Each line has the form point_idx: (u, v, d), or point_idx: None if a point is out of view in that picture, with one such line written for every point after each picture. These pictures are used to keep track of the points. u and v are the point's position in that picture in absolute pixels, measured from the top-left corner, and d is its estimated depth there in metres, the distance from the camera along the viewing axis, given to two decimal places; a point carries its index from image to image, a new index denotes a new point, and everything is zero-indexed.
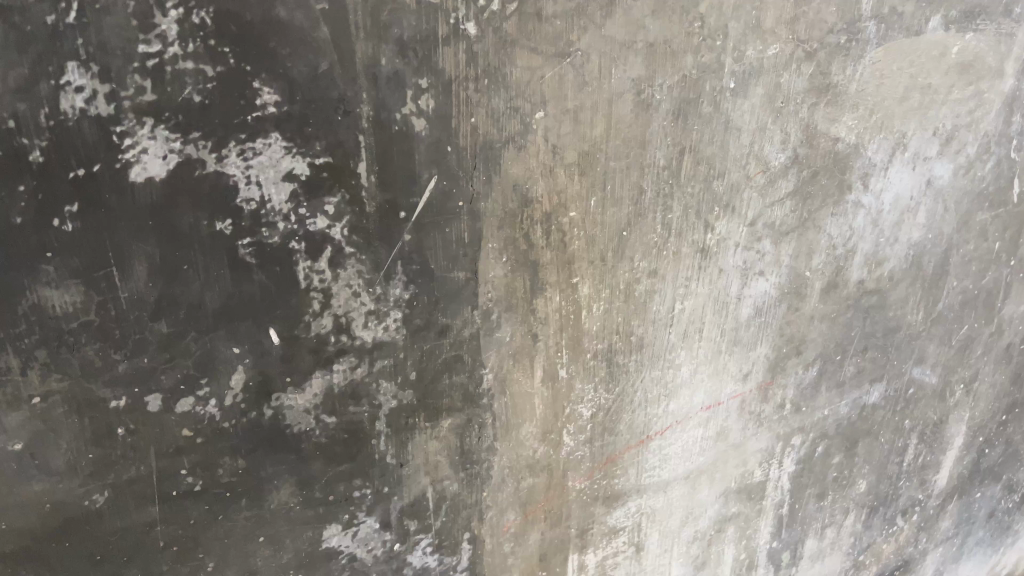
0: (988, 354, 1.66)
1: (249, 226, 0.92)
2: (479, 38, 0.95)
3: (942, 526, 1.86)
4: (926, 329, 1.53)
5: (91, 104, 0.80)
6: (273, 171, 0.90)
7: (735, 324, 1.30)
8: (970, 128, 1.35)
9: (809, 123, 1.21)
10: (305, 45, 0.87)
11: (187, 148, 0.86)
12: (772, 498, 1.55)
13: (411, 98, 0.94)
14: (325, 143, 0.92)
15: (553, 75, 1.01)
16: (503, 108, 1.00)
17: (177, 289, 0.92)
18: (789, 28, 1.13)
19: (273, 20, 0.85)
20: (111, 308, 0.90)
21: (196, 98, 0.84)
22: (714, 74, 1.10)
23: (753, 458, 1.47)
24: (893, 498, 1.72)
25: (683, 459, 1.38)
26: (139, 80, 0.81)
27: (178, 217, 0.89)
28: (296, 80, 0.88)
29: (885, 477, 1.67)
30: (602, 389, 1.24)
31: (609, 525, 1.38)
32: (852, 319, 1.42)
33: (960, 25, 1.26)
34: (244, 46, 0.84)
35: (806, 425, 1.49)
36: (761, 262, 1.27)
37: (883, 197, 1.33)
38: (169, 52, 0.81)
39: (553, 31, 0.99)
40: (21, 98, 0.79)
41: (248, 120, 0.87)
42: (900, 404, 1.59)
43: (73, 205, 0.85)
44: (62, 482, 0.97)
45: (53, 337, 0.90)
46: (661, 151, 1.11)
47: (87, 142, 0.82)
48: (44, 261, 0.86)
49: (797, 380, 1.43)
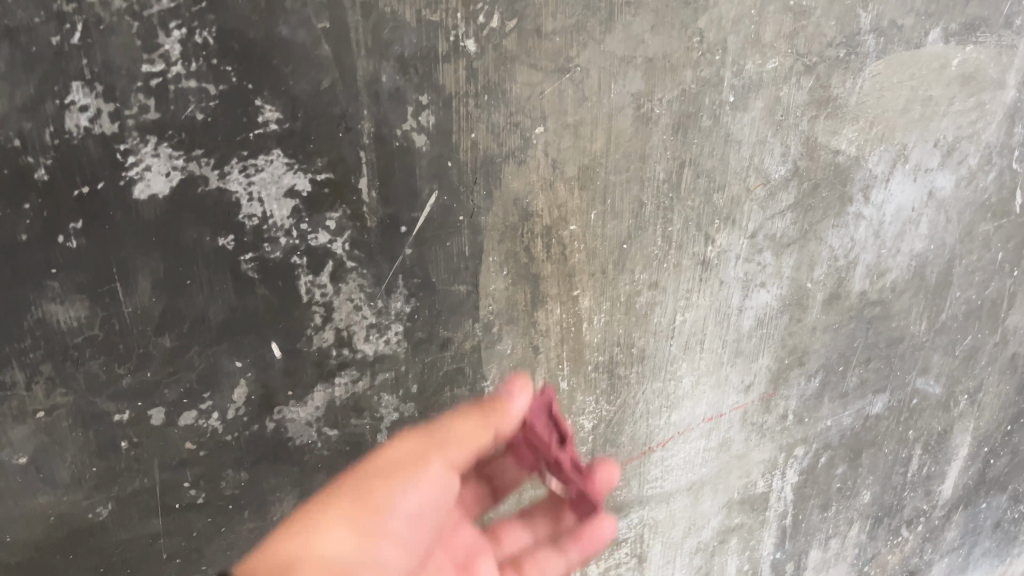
0: (993, 362, 1.65)
1: (251, 241, 0.93)
2: (480, 54, 0.96)
3: (949, 536, 1.85)
4: (929, 339, 1.52)
5: (95, 123, 0.82)
6: (274, 188, 0.91)
7: (737, 335, 1.30)
8: (971, 140, 1.35)
9: (809, 135, 1.21)
10: (308, 63, 0.88)
11: (190, 165, 0.87)
12: (775, 509, 1.55)
13: (412, 114, 0.95)
14: (327, 159, 0.93)
15: (553, 91, 1.02)
16: (504, 123, 1.01)
17: (180, 303, 0.93)
18: (788, 42, 1.13)
19: (277, 38, 0.85)
20: (115, 322, 0.92)
21: (199, 116, 0.85)
22: (714, 87, 1.11)
23: (757, 468, 1.47)
24: (898, 509, 1.72)
25: (685, 470, 1.39)
26: (142, 99, 0.82)
27: (182, 232, 0.90)
28: (298, 98, 0.89)
29: (890, 486, 1.67)
30: (604, 400, 1.25)
31: (612, 537, 1.38)
32: (855, 330, 1.42)
33: (961, 37, 1.25)
34: (247, 64, 0.85)
35: (808, 437, 1.49)
36: (763, 273, 1.27)
37: (884, 208, 1.33)
38: (172, 71, 0.82)
39: (553, 47, 1.00)
40: (27, 117, 0.79)
41: (250, 137, 0.88)
42: (904, 415, 1.59)
43: (78, 222, 0.86)
44: (66, 495, 0.98)
45: (58, 351, 0.91)
46: (661, 164, 1.12)
47: (92, 159, 0.83)
48: (50, 277, 0.87)
49: (800, 390, 1.42)
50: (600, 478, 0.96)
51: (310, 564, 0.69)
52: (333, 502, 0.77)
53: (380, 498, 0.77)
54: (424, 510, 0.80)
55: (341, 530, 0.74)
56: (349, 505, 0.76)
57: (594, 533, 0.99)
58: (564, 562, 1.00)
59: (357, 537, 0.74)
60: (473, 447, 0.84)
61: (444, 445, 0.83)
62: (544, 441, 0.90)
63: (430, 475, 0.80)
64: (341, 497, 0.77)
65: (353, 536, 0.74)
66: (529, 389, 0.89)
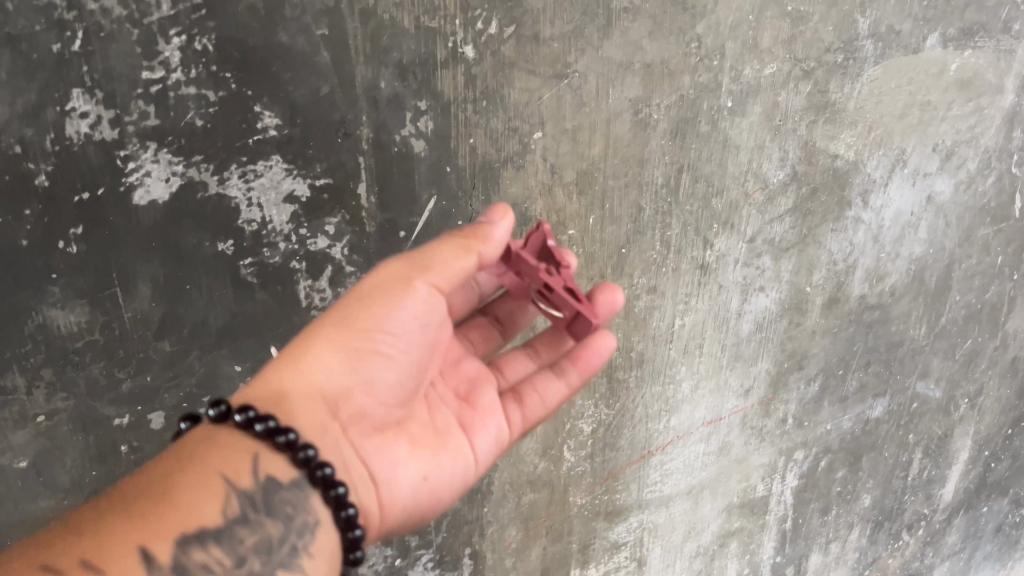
0: (994, 366, 1.66)
1: (250, 246, 0.94)
2: (478, 60, 0.97)
3: (949, 540, 1.84)
4: (929, 343, 1.52)
5: (96, 129, 0.82)
6: (273, 193, 0.92)
7: (736, 339, 1.31)
8: (970, 144, 1.35)
9: (807, 140, 1.21)
10: (307, 69, 0.89)
11: (190, 171, 0.88)
12: (775, 512, 1.54)
13: (410, 120, 0.96)
14: (326, 165, 0.94)
15: (551, 96, 1.03)
16: (502, 129, 1.02)
17: (180, 308, 0.94)
18: (786, 47, 1.14)
19: (275, 45, 0.86)
20: (116, 327, 0.92)
21: (199, 122, 0.86)
22: (712, 92, 1.11)
23: (756, 472, 1.47)
24: (898, 513, 1.71)
25: (685, 474, 1.39)
26: (143, 105, 0.83)
27: (182, 238, 0.91)
28: (298, 104, 0.90)
29: (890, 490, 1.66)
30: (603, 405, 1.25)
31: (611, 540, 1.37)
32: (854, 334, 1.42)
33: (957, 42, 1.26)
34: (246, 70, 0.86)
35: (808, 441, 1.49)
36: (761, 278, 1.28)
37: (883, 213, 1.33)
38: (172, 78, 0.83)
39: (551, 54, 1.01)
40: (27, 124, 0.80)
41: (249, 142, 0.89)
42: (904, 419, 1.58)
43: (78, 228, 0.86)
44: (67, 499, 0.98)
45: (58, 357, 0.91)
46: (659, 169, 1.13)
47: (93, 166, 0.84)
48: (50, 283, 0.87)
49: (800, 394, 1.43)
50: (602, 299, 0.93)
51: (302, 395, 0.75)
52: (322, 322, 0.79)
53: (363, 320, 0.77)
54: (413, 339, 0.80)
55: (328, 352, 0.76)
56: (334, 327, 0.77)
57: (591, 348, 0.91)
58: (565, 388, 0.92)
59: (345, 358, 0.77)
60: (457, 262, 0.79)
61: (426, 265, 0.79)
62: (533, 264, 0.83)
63: (411, 297, 0.78)
64: (328, 316, 0.79)
65: (344, 357, 0.77)
66: (511, 216, 0.81)
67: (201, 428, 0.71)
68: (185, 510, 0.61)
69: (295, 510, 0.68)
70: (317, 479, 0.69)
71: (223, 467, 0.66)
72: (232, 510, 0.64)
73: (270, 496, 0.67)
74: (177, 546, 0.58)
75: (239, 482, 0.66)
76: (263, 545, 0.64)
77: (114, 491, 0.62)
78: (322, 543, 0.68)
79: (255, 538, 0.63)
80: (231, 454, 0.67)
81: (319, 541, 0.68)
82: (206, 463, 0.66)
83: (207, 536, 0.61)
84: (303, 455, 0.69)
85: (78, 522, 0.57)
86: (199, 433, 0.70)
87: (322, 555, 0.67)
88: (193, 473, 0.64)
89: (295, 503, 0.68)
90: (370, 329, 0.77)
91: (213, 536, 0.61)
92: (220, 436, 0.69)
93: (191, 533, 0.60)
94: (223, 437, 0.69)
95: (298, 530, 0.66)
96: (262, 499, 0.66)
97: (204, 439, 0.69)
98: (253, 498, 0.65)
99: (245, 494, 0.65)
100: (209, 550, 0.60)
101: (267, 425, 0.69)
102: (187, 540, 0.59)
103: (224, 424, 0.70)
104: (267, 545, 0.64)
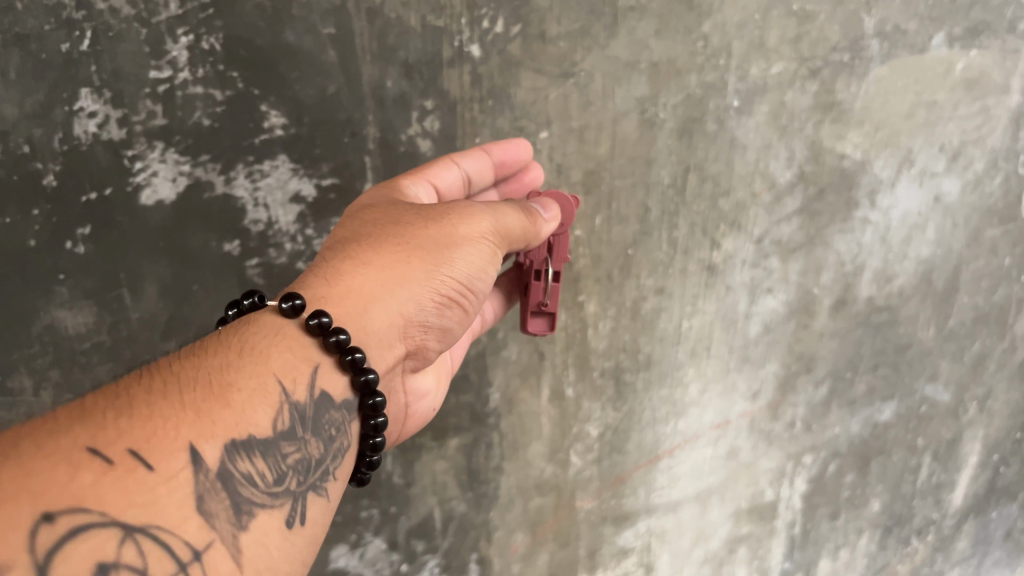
0: (1018, 369, 1.33)
1: (256, 247, 1.02)
2: (484, 59, 1.05)
3: (996, 566, 1.39)
4: (937, 345, 1.30)
5: (102, 128, 0.96)
6: (280, 192, 1.01)
7: (744, 342, 1.23)
8: (977, 144, 1.25)
9: (814, 140, 1.20)
10: (313, 69, 1.00)
11: (196, 171, 0.99)
12: (783, 517, 1.29)
13: (417, 119, 1.04)
14: (332, 165, 1.02)
15: (558, 95, 1.09)
16: (509, 128, 1.08)
17: (186, 309, 1.01)
18: (792, 46, 1.16)
19: (282, 43, 0.99)
20: (122, 328, 1.00)
21: (205, 122, 0.98)
22: (718, 92, 1.15)
23: (764, 477, 1.28)
24: (947, 546, 1.36)
25: (692, 479, 1.25)
26: (150, 105, 0.97)
27: (189, 238, 1.00)
28: (304, 102, 1.00)
29: (900, 496, 1.32)
30: (610, 407, 1.21)
31: (618, 547, 1.24)
32: (863, 337, 1.27)
33: (964, 41, 1.22)
34: (251, 69, 0.98)
35: (817, 444, 1.29)
36: (769, 279, 1.22)
37: (891, 214, 1.24)
38: (179, 76, 0.97)
39: (558, 52, 1.08)
40: (36, 125, 0.95)
41: (256, 142, 1.00)
42: (913, 422, 1.31)
43: (85, 228, 0.97)
44: None
45: (65, 358, 0.99)
46: (666, 169, 1.15)
47: (100, 165, 0.96)
48: (58, 283, 0.97)
49: (809, 397, 1.27)
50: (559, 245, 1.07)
51: (389, 332, 0.76)
52: (419, 255, 0.79)
53: (458, 270, 0.80)
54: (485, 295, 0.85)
55: (422, 299, 0.78)
56: (437, 270, 0.79)
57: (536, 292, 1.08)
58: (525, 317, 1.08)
59: (433, 306, 0.79)
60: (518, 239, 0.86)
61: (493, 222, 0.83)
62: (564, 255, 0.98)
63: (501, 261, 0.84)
64: (421, 250, 0.79)
65: (430, 305, 0.79)
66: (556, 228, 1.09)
67: (274, 321, 0.69)
68: (238, 414, 0.59)
69: (336, 432, 0.68)
70: (367, 407, 0.70)
71: (280, 372, 0.65)
72: (282, 424, 0.62)
73: (319, 413, 0.66)
74: (227, 452, 0.57)
75: (294, 395, 0.64)
76: (303, 464, 0.63)
77: (164, 372, 0.61)
78: (345, 468, 0.69)
79: (297, 454, 0.62)
80: (293, 360, 0.66)
81: (345, 465, 0.69)
82: (265, 363, 0.64)
83: (256, 447, 0.59)
84: (363, 379, 0.69)
85: (129, 408, 0.55)
86: (266, 322, 0.69)
87: (342, 481, 0.68)
88: (248, 373, 0.63)
89: (338, 425, 0.68)
90: (471, 287, 0.82)
91: (261, 448, 0.59)
92: (289, 335, 0.68)
93: (240, 442, 0.58)
94: (293, 338, 0.68)
95: (333, 454, 0.67)
96: (312, 417, 0.65)
97: (272, 332, 0.68)
98: (303, 414, 0.64)
99: (297, 408, 0.64)
100: (256, 462, 0.58)
101: (338, 339, 0.68)
102: (236, 448, 0.57)
103: (292, 320, 0.70)
104: (307, 464, 0.63)
